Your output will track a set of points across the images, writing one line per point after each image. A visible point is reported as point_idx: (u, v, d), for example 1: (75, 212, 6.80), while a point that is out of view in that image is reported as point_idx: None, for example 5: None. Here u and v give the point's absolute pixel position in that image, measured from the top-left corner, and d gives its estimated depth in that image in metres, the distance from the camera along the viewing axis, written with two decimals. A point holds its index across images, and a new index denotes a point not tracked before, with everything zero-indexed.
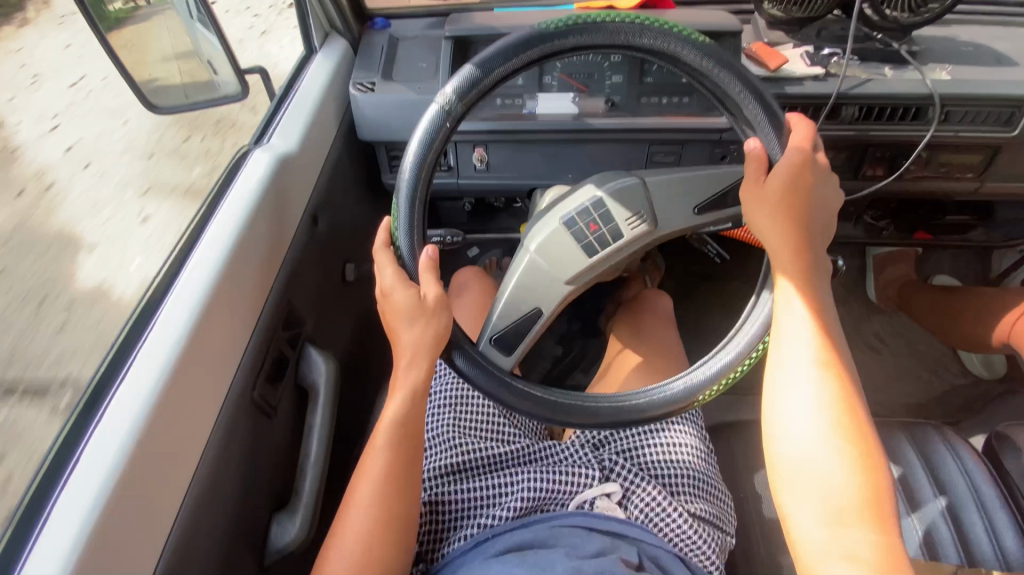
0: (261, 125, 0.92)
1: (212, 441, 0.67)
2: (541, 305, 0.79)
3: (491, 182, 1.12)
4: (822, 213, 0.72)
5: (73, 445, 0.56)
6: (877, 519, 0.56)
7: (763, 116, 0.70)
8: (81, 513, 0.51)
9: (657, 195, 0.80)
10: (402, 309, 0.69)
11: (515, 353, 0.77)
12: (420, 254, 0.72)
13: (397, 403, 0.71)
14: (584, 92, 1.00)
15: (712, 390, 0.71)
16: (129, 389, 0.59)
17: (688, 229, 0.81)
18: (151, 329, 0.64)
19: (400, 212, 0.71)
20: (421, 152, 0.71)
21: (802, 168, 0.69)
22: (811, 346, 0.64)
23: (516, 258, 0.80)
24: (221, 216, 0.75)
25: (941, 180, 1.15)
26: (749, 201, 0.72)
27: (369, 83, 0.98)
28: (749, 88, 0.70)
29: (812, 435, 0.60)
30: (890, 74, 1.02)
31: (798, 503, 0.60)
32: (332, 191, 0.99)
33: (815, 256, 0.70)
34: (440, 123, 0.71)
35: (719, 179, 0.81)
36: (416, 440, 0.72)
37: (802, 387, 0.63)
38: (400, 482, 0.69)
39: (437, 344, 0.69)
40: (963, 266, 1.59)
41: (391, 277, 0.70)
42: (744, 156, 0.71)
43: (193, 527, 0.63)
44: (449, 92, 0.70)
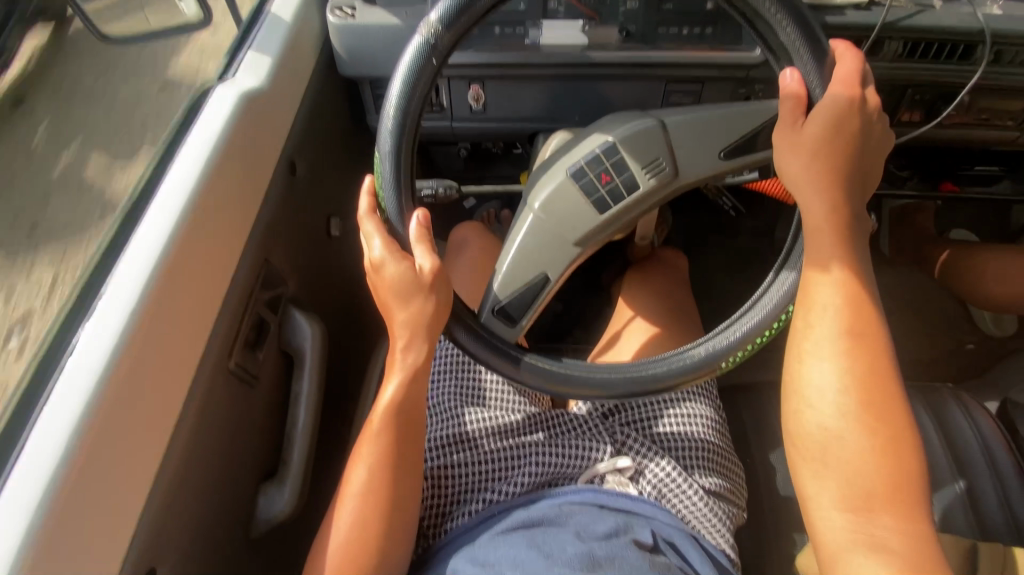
0: (227, 58, 0.80)
1: (190, 414, 0.61)
2: (549, 270, 0.70)
3: (488, 125, 1.01)
4: (866, 159, 0.63)
5: (22, 424, 0.49)
6: (901, 503, 0.53)
7: (800, 44, 0.60)
8: (30, 506, 0.45)
9: (676, 141, 0.71)
10: (395, 286, 0.62)
11: (520, 325, 0.70)
12: (410, 217, 0.63)
13: (392, 388, 0.66)
14: (594, 20, 0.85)
15: (735, 355, 0.66)
16: (79, 360, 0.51)
17: (712, 176, 0.72)
18: (103, 295, 0.56)
19: (384, 166, 0.62)
20: (403, 98, 0.61)
21: (847, 105, 0.60)
22: (846, 318, 0.58)
23: (518, 218, 0.72)
24: (180, 161, 0.65)
25: (981, 127, 1.05)
26: (781, 144, 0.64)
27: (349, 8, 0.86)
28: (786, 9, 0.59)
29: (837, 413, 0.56)
30: (941, 6, 0.89)
31: (818, 482, 0.57)
32: (310, 134, 0.89)
33: (854, 218, 0.62)
34: (424, 61, 0.61)
35: (747, 119, 0.71)
36: (414, 428, 0.67)
37: (828, 359, 0.58)
38: (399, 474, 0.65)
39: (435, 320, 0.63)
40: (985, 220, 1.50)
41: (381, 249, 0.62)
42: (780, 93, 0.62)
43: (168, 508, 0.58)
44: (434, 19, 0.60)
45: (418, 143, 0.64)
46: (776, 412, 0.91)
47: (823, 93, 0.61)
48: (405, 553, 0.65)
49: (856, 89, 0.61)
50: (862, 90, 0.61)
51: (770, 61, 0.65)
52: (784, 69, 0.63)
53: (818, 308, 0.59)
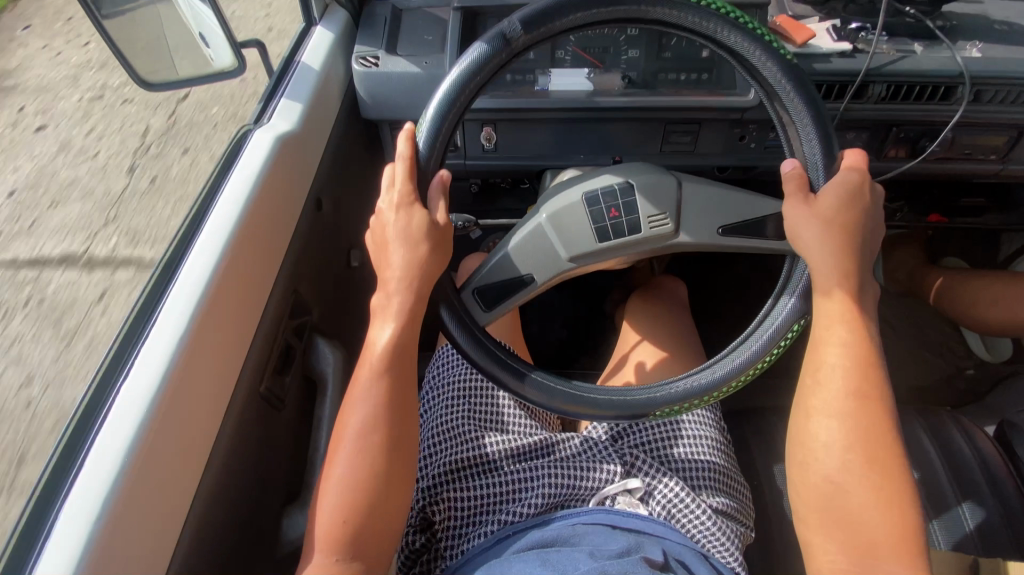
0: (259, 107, 0.87)
1: (226, 437, 0.65)
2: (535, 273, 0.76)
3: (499, 163, 1.08)
4: (872, 228, 0.68)
5: (79, 446, 0.53)
6: (907, 553, 0.57)
7: (808, 122, 0.68)
8: (88, 518, 0.48)
9: (686, 201, 0.76)
10: (397, 232, 0.68)
11: (495, 312, 0.75)
12: (435, 177, 0.69)
13: (387, 330, 0.69)
14: (599, 68, 0.95)
15: (732, 383, 0.70)
16: (133, 385, 0.55)
17: (706, 247, 0.77)
18: (153, 323, 0.60)
19: (424, 125, 0.67)
20: (464, 79, 0.67)
21: (857, 185, 0.67)
22: (843, 376, 0.64)
23: (526, 221, 0.78)
24: (224, 198, 0.71)
25: (964, 161, 1.11)
26: (793, 217, 0.68)
27: (373, 58, 0.93)
28: (796, 87, 0.67)
29: (842, 466, 0.61)
30: (921, 51, 0.98)
31: (822, 530, 0.61)
32: (334, 172, 0.95)
33: (861, 258, 0.66)
34: (496, 51, 0.67)
35: (749, 206, 0.76)
36: (408, 369, 0.70)
37: (831, 415, 0.63)
38: (392, 415, 0.68)
39: (429, 265, 0.68)
40: (974, 249, 1.56)
41: (398, 198, 0.68)
42: (782, 177, 0.68)
43: (206, 525, 0.61)
44: (516, 19, 0.66)
45: (460, 122, 0.69)
46: (780, 435, 0.94)
47: (824, 179, 0.67)
48: (403, 501, 0.68)
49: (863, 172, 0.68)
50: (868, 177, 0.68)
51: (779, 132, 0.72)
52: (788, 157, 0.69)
53: (825, 367, 0.65)
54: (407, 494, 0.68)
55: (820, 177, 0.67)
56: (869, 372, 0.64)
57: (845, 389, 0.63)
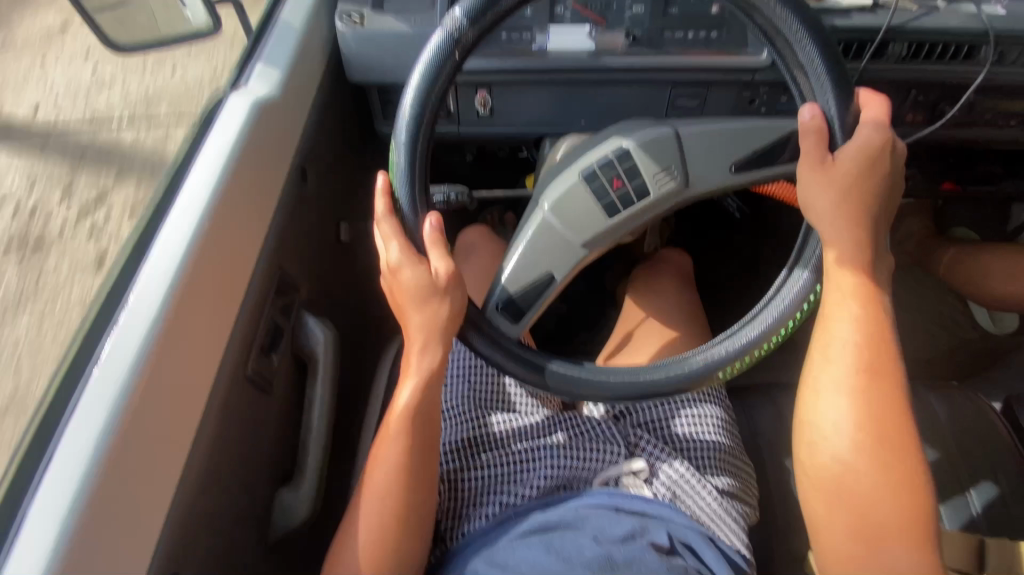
0: (235, 69, 0.81)
1: (210, 419, 0.62)
2: (555, 269, 0.71)
3: (495, 130, 1.02)
4: (892, 194, 0.64)
5: (48, 435, 0.51)
6: (913, 534, 0.57)
7: (824, 77, 0.61)
8: (56, 515, 0.46)
9: (689, 148, 0.71)
10: (413, 292, 0.63)
11: (524, 321, 0.71)
12: (425, 218, 0.64)
13: (408, 390, 0.66)
14: (601, 26, 0.87)
15: (731, 366, 0.66)
16: (105, 369, 0.53)
17: (723, 188, 0.72)
18: (125, 306, 0.57)
19: (399, 158, 0.64)
20: (421, 94, 0.62)
21: (879, 149, 0.61)
22: (852, 355, 0.61)
23: (528, 218, 0.73)
24: (198, 168, 0.66)
25: (983, 128, 1.06)
26: (807, 183, 0.63)
27: (357, 15, 0.86)
28: (810, 32, 0.60)
29: (852, 447, 0.59)
30: (944, 7, 0.90)
31: (828, 511, 0.60)
32: (320, 142, 0.90)
33: (875, 230, 0.63)
34: (445, 56, 0.62)
35: (762, 135, 0.71)
36: (433, 429, 0.68)
37: (845, 394, 0.60)
38: (415, 478, 0.67)
39: (452, 324, 0.64)
40: (985, 219, 1.52)
41: (397, 253, 0.63)
42: (799, 130, 0.62)
43: (192, 508, 0.59)
44: (457, 15, 0.60)
45: (433, 139, 0.65)
46: (779, 410, 0.93)
47: (843, 141, 0.61)
48: (418, 556, 0.67)
49: (886, 134, 0.61)
50: (892, 133, 0.62)
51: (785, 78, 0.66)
52: (804, 104, 0.62)
53: (837, 343, 0.62)
54: (423, 549, 0.68)
55: (840, 137, 0.61)
56: (880, 350, 0.61)
57: (854, 365, 0.61)
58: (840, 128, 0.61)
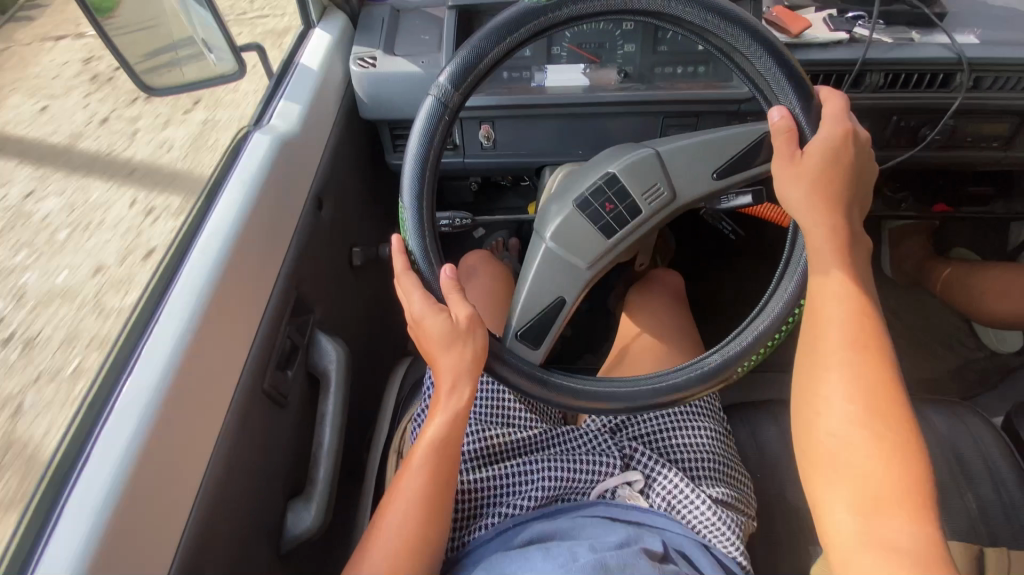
0: (258, 109, 0.88)
1: (226, 430, 0.66)
2: (564, 292, 0.76)
3: (499, 160, 1.08)
4: (863, 178, 0.68)
5: (79, 445, 0.55)
6: (914, 508, 0.54)
7: (790, 91, 0.67)
8: (89, 515, 0.50)
9: (670, 164, 0.76)
10: (438, 337, 0.66)
11: (543, 346, 0.74)
12: (441, 270, 0.69)
13: (435, 425, 0.70)
14: (595, 64, 0.96)
15: (745, 363, 0.69)
16: (135, 384, 0.58)
17: (707, 195, 0.77)
18: (156, 321, 0.62)
19: (408, 215, 0.69)
20: (427, 132, 0.68)
21: (841, 140, 0.65)
22: (843, 331, 0.62)
23: (532, 247, 0.78)
24: (225, 200, 0.73)
25: (966, 151, 1.10)
26: (781, 180, 0.67)
27: (370, 58, 0.94)
28: (768, 50, 0.66)
29: (846, 418, 0.59)
30: (918, 39, 0.98)
31: (825, 484, 0.58)
32: (334, 174, 0.96)
33: (851, 216, 0.67)
34: (438, 117, 0.69)
35: (738, 137, 0.74)
36: (454, 463, 0.71)
37: (837, 370, 0.61)
38: (435, 509, 0.69)
39: (476, 367, 0.67)
40: (981, 239, 1.54)
41: (420, 303, 0.67)
42: (771, 129, 0.67)
43: (210, 515, 0.62)
44: (444, 81, 0.68)
45: (439, 166, 0.71)
46: (777, 425, 0.95)
47: (812, 131, 0.67)
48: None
49: (846, 122, 0.66)
50: (852, 124, 0.66)
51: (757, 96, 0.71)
52: (772, 107, 0.67)
53: (826, 320, 0.63)
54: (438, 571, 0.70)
55: (807, 131, 0.67)
56: (869, 326, 0.62)
57: (845, 340, 0.61)
58: (805, 122, 0.67)
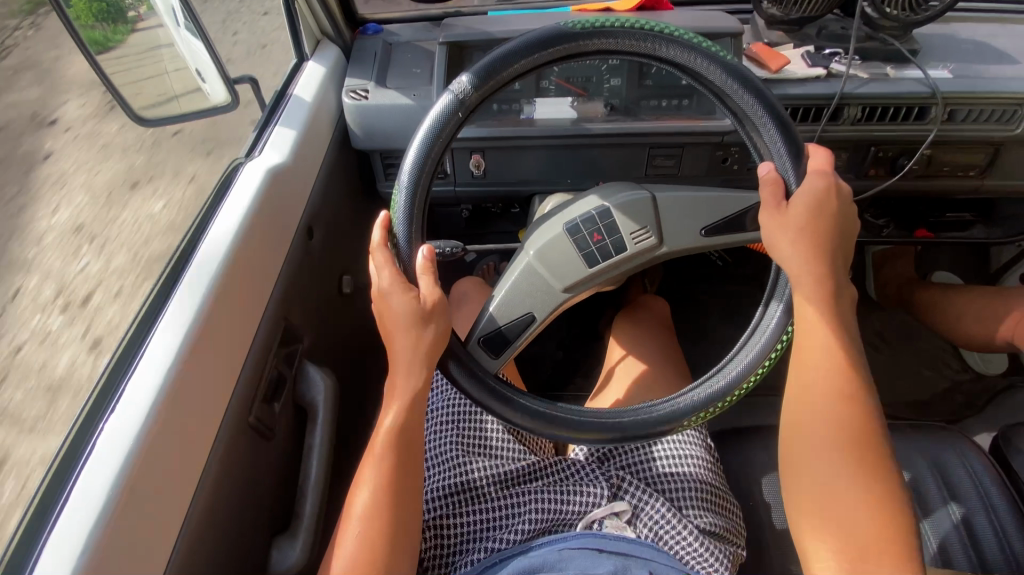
0: (251, 139, 0.90)
1: (211, 468, 0.65)
2: (534, 310, 0.76)
3: (490, 189, 1.10)
4: (845, 241, 0.69)
5: (53, 500, 0.53)
6: (892, 555, 0.57)
7: (774, 136, 0.68)
8: (69, 560, 0.49)
9: (665, 212, 0.77)
10: (401, 316, 0.67)
11: (502, 357, 0.75)
12: (417, 250, 0.69)
13: (393, 414, 0.69)
14: (582, 97, 0.97)
15: (696, 417, 0.69)
16: (113, 435, 0.56)
17: (695, 251, 0.79)
18: (142, 353, 0.62)
19: (401, 197, 0.69)
20: (425, 148, 0.69)
21: (823, 193, 0.67)
22: (828, 382, 0.64)
23: (515, 262, 0.78)
24: (214, 232, 0.73)
25: (944, 179, 1.13)
26: (767, 227, 0.69)
27: (362, 91, 0.96)
28: (758, 98, 0.68)
29: (831, 468, 0.61)
30: (893, 74, 1.01)
31: (813, 535, 0.61)
32: (325, 203, 0.96)
33: (837, 275, 0.67)
34: (450, 114, 0.69)
35: (727, 204, 0.77)
36: (415, 450, 0.70)
37: (818, 421, 0.63)
38: (398, 496, 0.68)
39: (436, 346, 0.68)
40: (961, 263, 1.58)
41: (389, 280, 0.68)
42: (758, 181, 0.69)
43: (192, 554, 0.61)
44: (465, 79, 0.68)
45: (430, 191, 0.71)
46: (767, 452, 0.95)
47: (797, 186, 0.67)
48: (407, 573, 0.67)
49: (828, 177, 0.68)
50: (834, 179, 0.68)
51: (747, 143, 0.73)
52: (761, 165, 0.70)
53: (811, 371, 0.65)
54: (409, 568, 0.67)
55: (795, 184, 0.68)
56: (852, 375, 0.64)
57: (829, 391, 0.64)
58: (793, 178, 0.68)
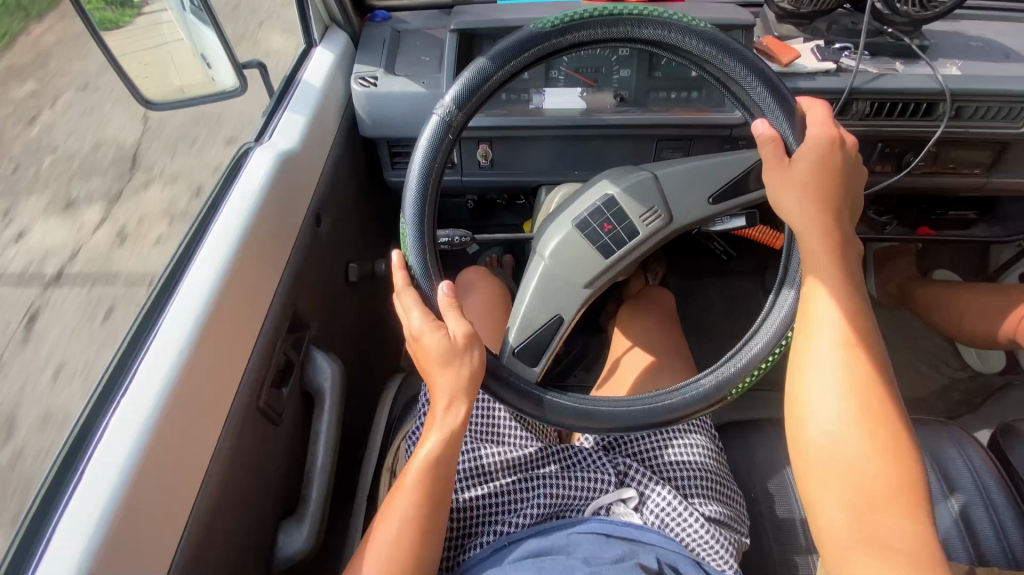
0: (260, 124, 0.90)
1: (221, 450, 0.65)
2: (562, 311, 0.76)
3: (497, 180, 1.10)
4: (851, 190, 0.69)
5: (66, 479, 0.53)
6: (904, 504, 0.56)
7: (771, 102, 0.69)
8: (85, 531, 0.49)
9: (669, 188, 0.78)
10: (436, 354, 0.66)
11: (541, 363, 0.74)
12: (437, 286, 0.69)
13: (430, 443, 0.68)
14: (592, 87, 0.97)
15: (740, 384, 0.70)
16: (123, 421, 0.55)
17: (705, 221, 0.79)
18: (156, 331, 0.62)
19: (408, 231, 0.70)
20: (430, 150, 0.69)
21: (828, 145, 0.67)
22: (833, 332, 0.63)
23: (530, 266, 0.79)
24: (226, 213, 0.73)
25: (949, 176, 1.13)
26: (774, 187, 0.69)
27: (371, 78, 0.96)
28: (753, 72, 0.68)
29: (838, 417, 0.59)
30: (902, 69, 1.01)
31: (822, 487, 0.59)
32: (333, 189, 0.96)
33: (843, 224, 0.67)
34: (442, 136, 0.70)
35: (731, 166, 0.77)
36: (447, 482, 0.70)
37: (826, 368, 0.62)
38: (429, 525, 0.68)
39: (473, 385, 0.67)
40: (962, 262, 1.58)
41: (419, 320, 0.67)
42: (756, 141, 0.69)
43: (204, 533, 0.62)
44: (448, 101, 0.69)
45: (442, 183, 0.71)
46: (769, 444, 0.96)
47: (797, 143, 0.68)
48: None
49: (833, 129, 0.68)
50: (839, 132, 0.68)
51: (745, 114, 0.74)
52: (755, 120, 0.70)
53: (821, 320, 0.64)
54: None
55: (794, 142, 0.69)
56: (861, 331, 0.63)
57: (836, 339, 0.62)
58: (790, 134, 0.69)
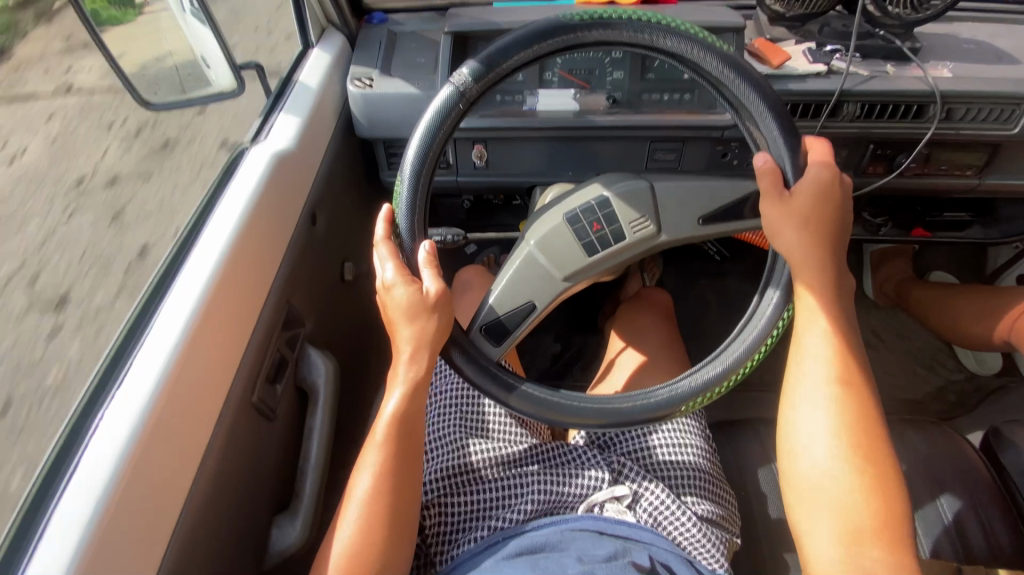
0: (257, 125, 0.91)
1: (214, 445, 0.66)
2: (535, 299, 0.78)
3: (492, 180, 1.11)
4: (844, 227, 0.70)
5: (59, 475, 0.55)
6: (888, 538, 0.58)
7: (772, 122, 0.69)
8: (78, 526, 0.51)
9: (663, 205, 0.78)
10: (402, 306, 0.68)
11: (504, 345, 0.76)
12: (420, 245, 0.71)
13: (395, 400, 0.70)
14: (586, 89, 0.98)
15: (706, 392, 0.70)
16: (116, 417, 0.57)
17: (691, 240, 0.79)
18: (149, 331, 0.64)
19: (403, 190, 0.71)
20: (430, 133, 0.70)
21: (827, 181, 0.68)
22: (824, 368, 0.65)
23: (515, 250, 0.80)
24: (220, 213, 0.75)
25: (941, 177, 1.14)
26: (771, 218, 0.69)
27: (367, 79, 0.97)
28: (756, 89, 0.68)
29: (829, 452, 0.62)
30: (893, 72, 1.02)
31: (811, 518, 0.61)
32: (329, 190, 0.98)
33: (835, 254, 0.69)
34: (449, 112, 0.70)
35: (725, 191, 0.78)
36: (415, 439, 0.71)
37: (819, 402, 0.64)
38: (399, 482, 0.69)
39: (439, 338, 0.69)
40: (958, 264, 1.59)
41: (392, 272, 0.69)
42: (756, 172, 0.69)
43: (196, 526, 0.63)
44: (464, 71, 0.69)
45: (434, 180, 0.72)
46: (759, 443, 0.96)
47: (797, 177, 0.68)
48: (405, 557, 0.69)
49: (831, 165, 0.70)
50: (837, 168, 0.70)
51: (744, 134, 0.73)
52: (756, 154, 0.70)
53: (808, 357, 0.66)
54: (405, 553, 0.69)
55: (794, 176, 0.69)
56: (849, 363, 0.65)
57: (828, 376, 0.65)
58: (791, 169, 0.69)
